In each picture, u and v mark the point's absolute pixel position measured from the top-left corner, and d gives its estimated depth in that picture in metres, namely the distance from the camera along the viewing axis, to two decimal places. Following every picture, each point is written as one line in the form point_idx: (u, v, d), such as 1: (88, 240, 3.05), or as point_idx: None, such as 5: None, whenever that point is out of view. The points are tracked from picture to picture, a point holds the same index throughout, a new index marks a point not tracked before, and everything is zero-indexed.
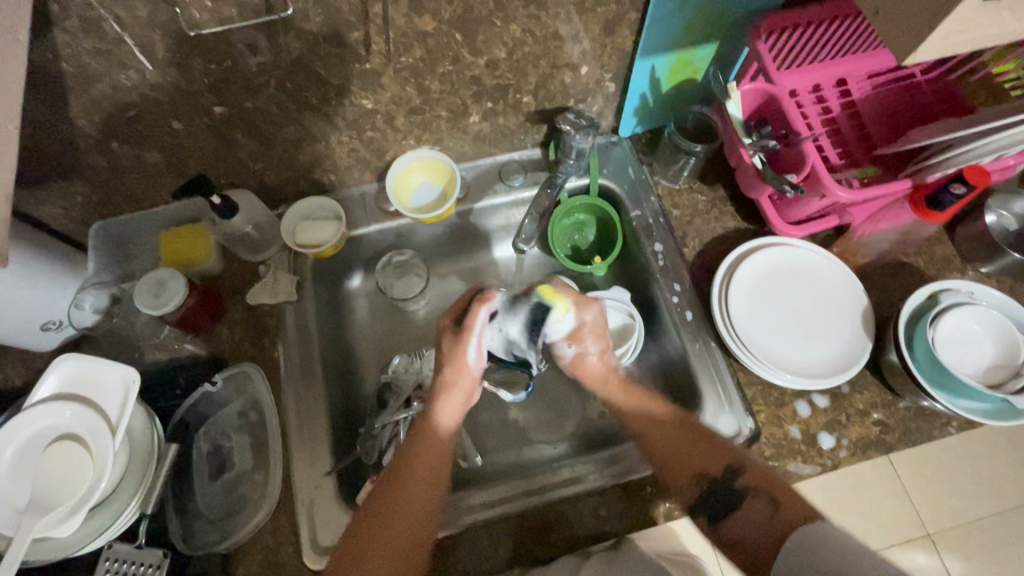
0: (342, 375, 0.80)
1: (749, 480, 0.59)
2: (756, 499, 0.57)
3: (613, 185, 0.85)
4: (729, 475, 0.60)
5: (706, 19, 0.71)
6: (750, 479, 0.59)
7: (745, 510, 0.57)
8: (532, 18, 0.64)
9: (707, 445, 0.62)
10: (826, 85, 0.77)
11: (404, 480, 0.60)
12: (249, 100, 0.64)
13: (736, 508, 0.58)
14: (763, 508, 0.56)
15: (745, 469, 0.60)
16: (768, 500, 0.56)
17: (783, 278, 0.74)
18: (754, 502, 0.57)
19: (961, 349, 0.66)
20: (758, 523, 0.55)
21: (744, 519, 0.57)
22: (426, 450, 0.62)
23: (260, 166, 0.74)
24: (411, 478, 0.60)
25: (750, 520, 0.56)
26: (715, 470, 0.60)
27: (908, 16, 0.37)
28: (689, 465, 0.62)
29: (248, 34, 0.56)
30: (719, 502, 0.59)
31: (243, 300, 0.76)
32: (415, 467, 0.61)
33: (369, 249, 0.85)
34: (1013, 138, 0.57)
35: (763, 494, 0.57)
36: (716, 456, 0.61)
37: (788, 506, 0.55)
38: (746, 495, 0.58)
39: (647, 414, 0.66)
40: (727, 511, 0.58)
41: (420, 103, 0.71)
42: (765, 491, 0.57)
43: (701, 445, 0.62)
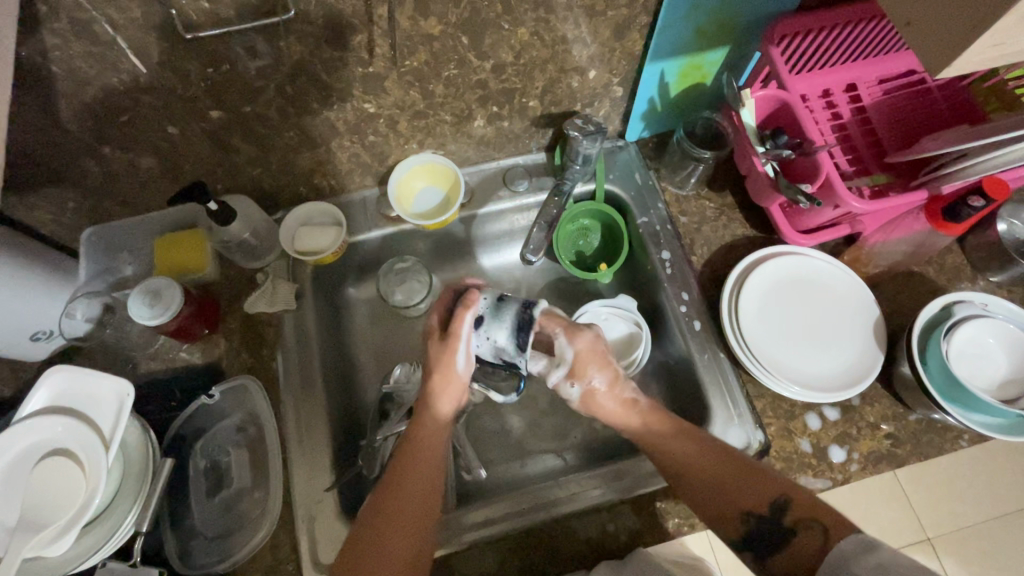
0: (342, 384, 0.78)
1: (796, 513, 0.56)
2: (806, 530, 0.54)
3: (619, 191, 0.84)
4: (775, 509, 0.57)
5: (718, 23, 0.69)
6: (797, 510, 0.56)
7: (797, 545, 0.54)
8: (540, 21, 0.62)
9: (746, 475, 0.59)
10: (836, 90, 0.76)
11: (409, 528, 0.57)
12: (248, 105, 0.61)
13: (788, 543, 0.55)
14: (813, 540, 0.53)
15: (790, 498, 0.57)
16: (821, 529, 0.53)
17: (794, 288, 0.73)
18: (805, 533, 0.54)
19: (974, 362, 0.65)
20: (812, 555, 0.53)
21: (795, 552, 0.54)
22: (426, 494, 0.59)
23: (258, 172, 0.72)
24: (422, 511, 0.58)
25: (803, 561, 0.53)
26: (758, 504, 0.57)
27: (943, 30, 0.36)
28: (731, 502, 0.58)
29: (247, 37, 0.54)
30: (765, 535, 0.57)
31: (241, 309, 0.74)
32: (426, 512, 0.58)
33: (370, 255, 0.83)
34: None
35: (811, 522, 0.54)
36: (758, 489, 0.58)
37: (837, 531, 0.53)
38: (794, 529, 0.55)
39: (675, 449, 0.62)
40: (776, 546, 0.56)
41: (424, 108, 0.70)
42: (815, 520, 0.54)
43: (739, 477, 0.59)
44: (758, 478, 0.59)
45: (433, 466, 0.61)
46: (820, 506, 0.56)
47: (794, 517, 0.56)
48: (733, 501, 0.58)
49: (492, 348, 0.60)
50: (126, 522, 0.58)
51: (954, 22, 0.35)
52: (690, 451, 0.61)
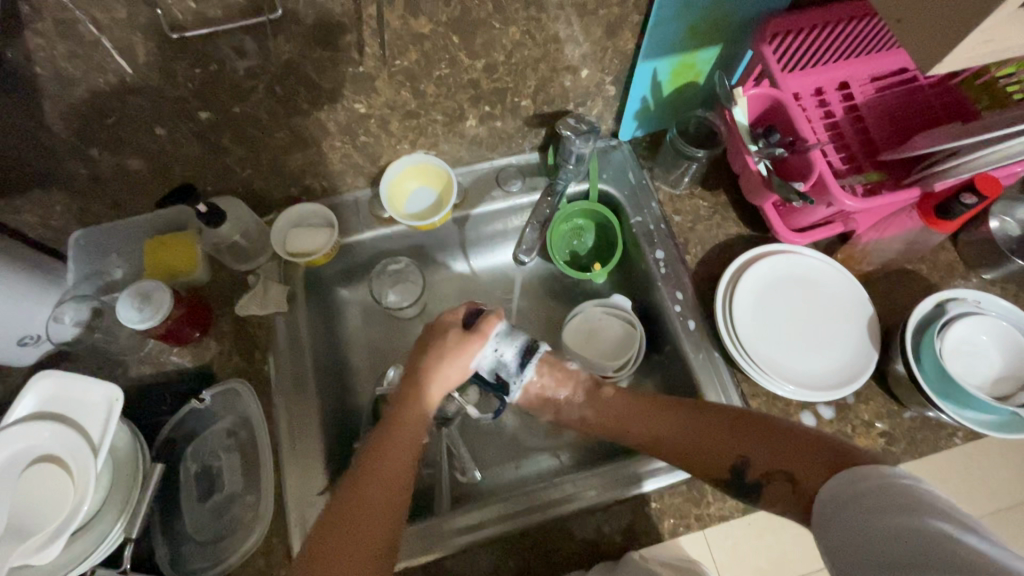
0: (335, 387, 0.77)
1: (763, 468, 0.55)
2: (775, 479, 0.54)
3: (613, 191, 0.83)
4: (741, 468, 0.57)
5: (710, 21, 0.69)
6: (761, 465, 0.56)
7: (771, 495, 0.54)
8: (532, 20, 0.61)
9: (710, 434, 0.59)
10: (828, 89, 0.76)
11: (373, 503, 0.55)
12: (237, 105, 0.61)
13: (763, 495, 0.55)
14: (786, 488, 0.53)
15: (754, 456, 0.57)
16: (787, 478, 0.53)
17: (787, 287, 0.73)
18: (775, 482, 0.54)
19: (969, 360, 0.65)
20: (789, 500, 0.53)
21: (775, 497, 0.54)
22: (391, 472, 0.57)
23: (248, 173, 0.71)
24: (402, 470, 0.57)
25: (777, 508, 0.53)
26: (724, 463, 0.58)
27: (932, 28, 0.36)
28: (702, 466, 0.59)
29: (234, 36, 0.53)
30: (746, 490, 0.57)
31: (232, 312, 0.73)
32: (395, 488, 0.56)
33: (363, 256, 0.82)
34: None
35: (782, 474, 0.54)
36: (720, 454, 0.58)
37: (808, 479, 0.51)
38: (764, 480, 0.55)
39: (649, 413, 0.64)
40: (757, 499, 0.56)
41: (415, 108, 0.69)
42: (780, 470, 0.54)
43: (702, 437, 0.60)
44: (721, 433, 0.59)
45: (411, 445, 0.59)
46: (785, 445, 0.55)
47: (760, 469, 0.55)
48: (705, 467, 0.59)
49: (496, 362, 0.65)
50: (114, 529, 0.58)
51: (944, 19, 0.35)
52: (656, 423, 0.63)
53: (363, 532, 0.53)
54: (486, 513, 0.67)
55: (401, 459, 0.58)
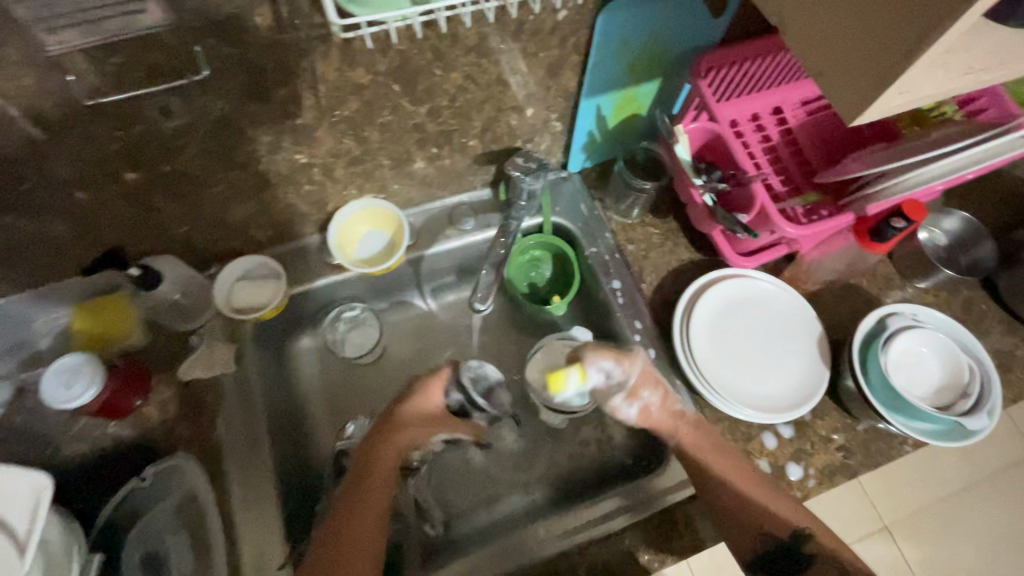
0: (292, 445, 0.74)
1: (818, 543, 0.62)
2: (824, 564, 0.60)
3: (566, 223, 0.84)
4: (797, 538, 0.62)
5: (648, 58, 0.70)
6: (820, 544, 0.61)
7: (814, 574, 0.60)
8: (474, 65, 0.61)
9: (781, 502, 0.64)
10: (763, 113, 0.80)
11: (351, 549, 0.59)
12: (167, 164, 0.57)
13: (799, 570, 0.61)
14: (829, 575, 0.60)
15: (813, 534, 0.62)
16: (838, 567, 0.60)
17: (739, 310, 0.75)
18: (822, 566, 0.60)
19: (911, 372, 0.68)
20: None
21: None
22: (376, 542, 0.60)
23: (184, 229, 0.67)
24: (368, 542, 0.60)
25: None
26: (779, 531, 0.62)
27: (853, 79, 0.37)
28: (753, 525, 0.62)
29: (159, 97, 0.50)
30: (782, 561, 0.62)
31: (174, 378, 0.69)
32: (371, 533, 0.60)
33: (315, 304, 0.79)
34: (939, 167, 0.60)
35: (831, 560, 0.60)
36: (786, 518, 0.63)
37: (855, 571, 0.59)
38: (811, 559, 0.61)
39: (723, 459, 0.65)
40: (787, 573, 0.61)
41: (360, 154, 0.67)
42: (835, 556, 0.61)
43: (771, 498, 0.64)
44: (790, 507, 0.64)
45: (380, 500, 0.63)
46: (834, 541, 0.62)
47: (816, 548, 0.61)
48: (760, 524, 0.62)
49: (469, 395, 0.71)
50: None
51: (864, 72, 0.36)
52: (733, 459, 0.66)
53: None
54: (460, 568, 0.65)
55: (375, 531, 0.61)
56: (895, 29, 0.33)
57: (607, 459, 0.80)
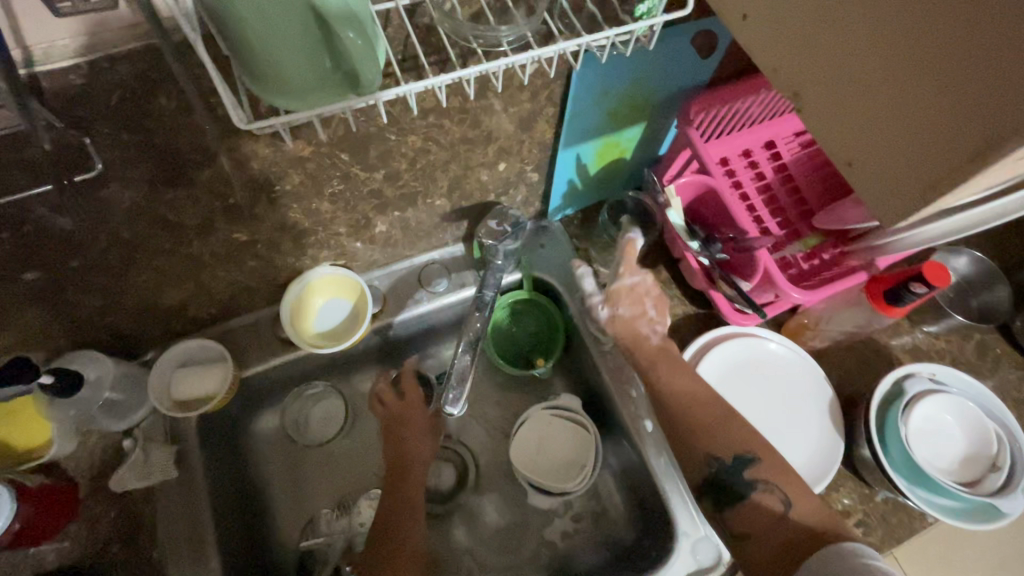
0: (250, 549, 0.65)
1: (760, 470, 0.59)
2: (766, 493, 0.58)
3: (548, 278, 0.76)
4: (740, 461, 0.60)
5: (631, 103, 0.63)
6: (764, 471, 0.59)
7: (755, 505, 0.58)
8: (433, 127, 0.53)
9: (730, 427, 0.62)
10: (755, 148, 0.75)
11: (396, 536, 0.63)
12: (75, 259, 0.49)
13: (744, 504, 0.58)
14: (771, 506, 0.57)
15: (757, 458, 0.60)
16: (780, 499, 0.57)
17: (743, 375, 0.68)
18: (766, 495, 0.58)
19: (932, 441, 0.61)
20: (768, 523, 0.56)
21: (751, 516, 0.57)
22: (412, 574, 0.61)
23: (109, 321, 0.58)
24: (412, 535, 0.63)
25: (755, 516, 0.57)
26: (724, 454, 0.61)
27: (894, 178, 0.30)
28: (698, 449, 0.62)
29: (49, 196, 0.41)
30: (726, 490, 0.59)
31: (107, 490, 0.60)
32: (415, 531, 0.64)
33: (271, 384, 0.71)
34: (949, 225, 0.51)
35: (774, 487, 0.58)
36: (736, 441, 0.61)
37: (799, 503, 0.56)
38: (755, 485, 0.58)
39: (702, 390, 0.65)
40: (733, 502, 0.58)
41: (309, 226, 0.59)
42: (774, 484, 0.58)
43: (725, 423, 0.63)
44: (739, 433, 0.62)
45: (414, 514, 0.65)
46: (780, 467, 0.58)
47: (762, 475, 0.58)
48: (705, 447, 0.62)
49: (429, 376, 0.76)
50: None
51: (910, 173, 0.29)
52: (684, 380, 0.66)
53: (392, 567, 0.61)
54: None
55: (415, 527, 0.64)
56: (956, 132, 0.26)
57: (603, 537, 0.73)
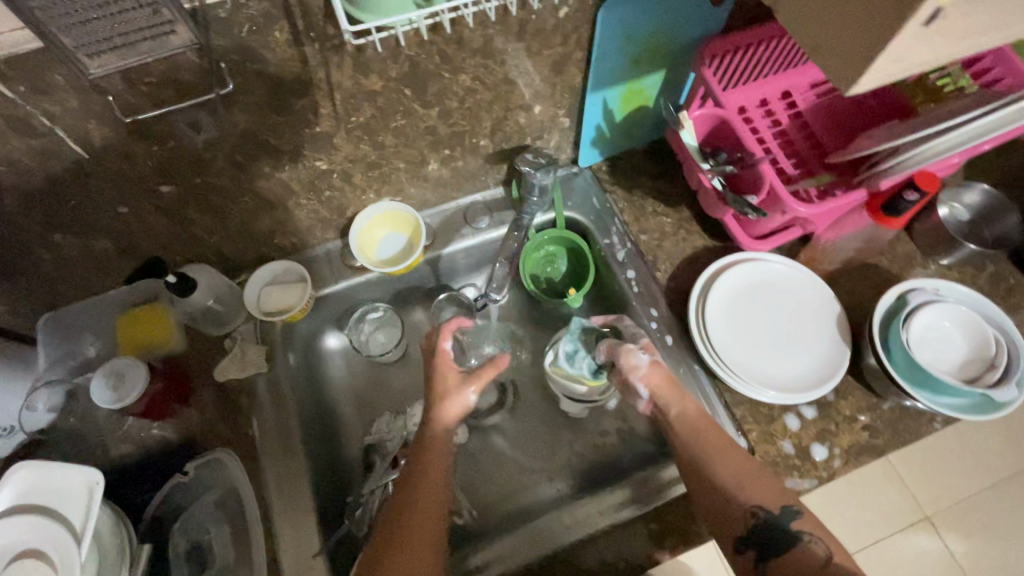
0: (325, 441, 0.77)
1: (802, 522, 0.58)
2: (811, 543, 0.57)
3: (579, 216, 0.86)
4: (787, 513, 0.58)
5: (652, 49, 0.72)
6: (806, 522, 0.58)
7: (800, 553, 0.56)
8: (481, 66, 0.63)
9: (765, 480, 0.61)
10: (772, 98, 0.82)
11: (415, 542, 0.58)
12: (199, 176, 0.61)
13: (786, 549, 0.57)
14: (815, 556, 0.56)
15: (801, 511, 0.59)
16: (824, 548, 0.56)
17: (758, 294, 0.75)
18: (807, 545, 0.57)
19: (935, 347, 0.67)
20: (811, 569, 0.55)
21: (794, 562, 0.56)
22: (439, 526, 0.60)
23: (216, 239, 0.71)
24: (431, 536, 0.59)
25: (801, 565, 0.55)
26: (771, 505, 0.59)
27: (844, 50, 0.38)
28: (743, 498, 0.59)
29: (189, 113, 0.54)
30: (772, 541, 0.57)
31: (209, 379, 0.72)
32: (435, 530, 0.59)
33: (340, 306, 0.83)
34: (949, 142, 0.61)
35: (816, 541, 0.57)
36: (776, 493, 0.60)
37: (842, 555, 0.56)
38: (800, 536, 0.57)
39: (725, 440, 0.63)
40: (777, 553, 0.57)
41: (376, 159, 0.70)
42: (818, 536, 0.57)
43: (760, 480, 0.61)
44: (774, 485, 0.60)
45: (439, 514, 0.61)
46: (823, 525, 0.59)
47: (802, 525, 0.58)
48: (749, 496, 0.59)
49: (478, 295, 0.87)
50: None
51: (854, 42, 0.37)
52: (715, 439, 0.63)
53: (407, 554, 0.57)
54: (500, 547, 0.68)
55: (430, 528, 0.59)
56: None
57: (629, 448, 0.81)
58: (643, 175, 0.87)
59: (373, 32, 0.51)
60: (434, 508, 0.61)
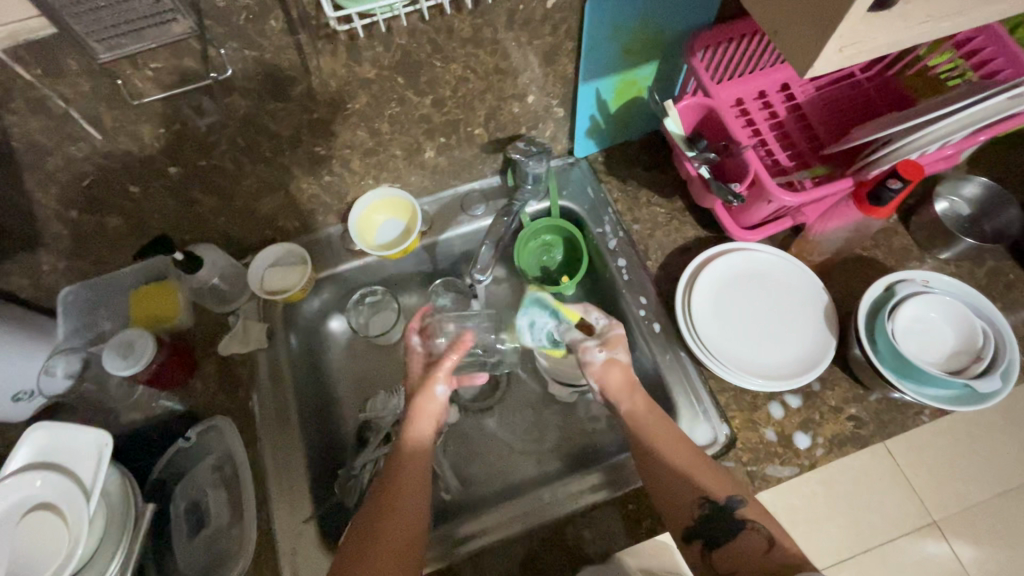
0: (321, 417, 0.80)
1: (747, 511, 0.57)
2: (756, 532, 0.55)
3: (574, 206, 0.87)
4: (732, 502, 0.58)
5: (643, 40, 0.73)
6: (752, 511, 0.57)
7: (742, 541, 0.55)
8: (472, 56, 0.66)
9: (711, 471, 0.61)
10: (770, 91, 0.82)
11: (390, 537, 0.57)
12: (204, 159, 0.65)
13: (732, 537, 0.56)
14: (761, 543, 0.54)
15: (746, 501, 0.58)
16: (768, 536, 0.55)
17: (745, 284, 0.75)
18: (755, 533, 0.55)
19: (920, 338, 0.67)
20: (757, 555, 0.54)
21: (739, 549, 0.55)
22: (413, 504, 0.60)
23: (223, 221, 0.75)
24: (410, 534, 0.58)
25: (743, 552, 0.54)
26: (715, 494, 0.59)
27: (803, 33, 0.40)
28: (690, 488, 0.59)
29: (194, 98, 0.58)
30: (716, 528, 0.57)
31: (214, 352, 0.77)
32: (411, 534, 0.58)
33: (340, 288, 0.86)
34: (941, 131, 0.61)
35: (763, 530, 0.56)
36: (723, 483, 0.60)
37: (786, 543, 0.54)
38: (743, 524, 0.56)
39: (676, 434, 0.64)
40: (720, 540, 0.56)
41: (373, 145, 0.73)
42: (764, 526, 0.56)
43: (705, 471, 0.61)
44: (722, 477, 0.60)
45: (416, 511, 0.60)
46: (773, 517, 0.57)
47: (748, 514, 0.57)
48: (697, 485, 0.59)
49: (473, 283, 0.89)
50: (108, 572, 0.61)
51: (812, 26, 0.39)
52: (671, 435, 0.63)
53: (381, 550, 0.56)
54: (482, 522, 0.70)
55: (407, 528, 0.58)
56: None
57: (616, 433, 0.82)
58: (638, 166, 0.88)
59: (355, 18, 0.54)
60: (409, 510, 0.59)
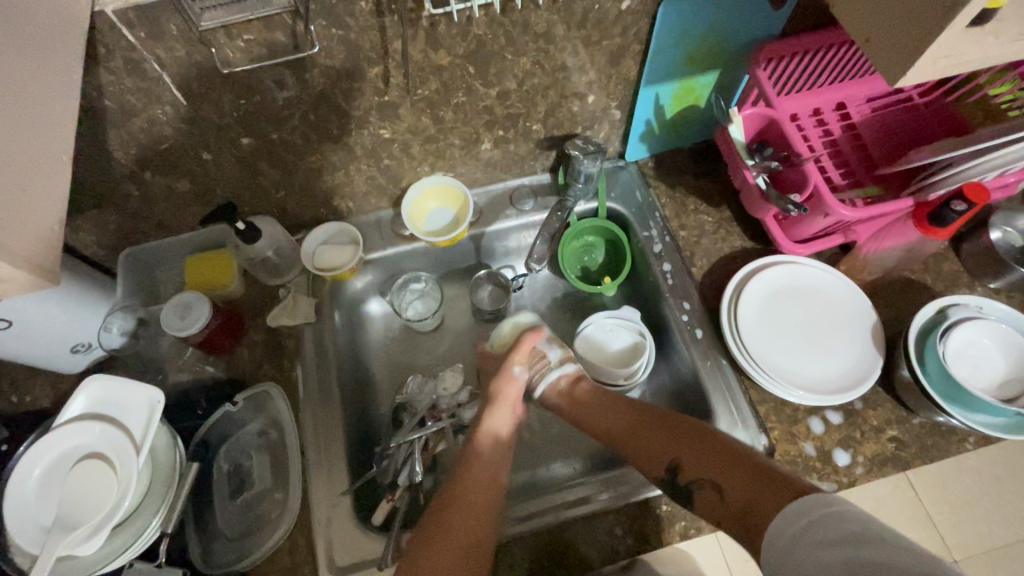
0: (359, 394, 0.82)
1: (687, 472, 0.60)
2: (702, 489, 0.58)
3: (621, 208, 0.88)
4: (673, 471, 0.61)
5: (707, 49, 0.74)
6: (690, 472, 0.60)
7: (702, 502, 0.58)
8: (541, 51, 0.67)
9: (647, 446, 0.65)
10: (825, 109, 0.81)
11: (458, 528, 0.60)
12: (274, 131, 0.67)
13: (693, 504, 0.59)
14: (712, 497, 0.57)
15: (684, 460, 0.61)
16: (713, 485, 0.57)
17: (792, 296, 0.76)
18: (705, 492, 0.58)
19: (972, 362, 0.67)
20: (718, 506, 0.56)
21: (707, 509, 0.58)
22: (472, 501, 0.63)
23: (282, 195, 0.77)
24: (473, 518, 0.61)
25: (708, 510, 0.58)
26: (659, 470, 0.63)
27: (897, 46, 0.41)
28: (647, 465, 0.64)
29: (276, 71, 0.60)
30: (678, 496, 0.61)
31: (263, 322, 0.79)
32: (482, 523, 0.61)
33: (385, 272, 0.87)
34: (1009, 156, 0.59)
35: (706, 481, 0.58)
36: (653, 458, 0.64)
37: (732, 487, 0.56)
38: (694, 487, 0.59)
39: (603, 415, 0.70)
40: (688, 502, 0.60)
41: (435, 132, 0.75)
42: (705, 479, 0.58)
43: (640, 449, 0.65)
44: (659, 442, 0.64)
45: (475, 499, 0.63)
46: (708, 462, 0.59)
47: (687, 474, 0.60)
48: (646, 464, 0.64)
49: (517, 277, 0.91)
50: (151, 525, 0.61)
51: (907, 36, 0.40)
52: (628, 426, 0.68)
53: (449, 534, 0.59)
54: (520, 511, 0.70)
55: (472, 523, 0.61)
56: None
57: None
58: (689, 175, 0.89)
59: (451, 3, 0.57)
60: (472, 509, 0.62)
